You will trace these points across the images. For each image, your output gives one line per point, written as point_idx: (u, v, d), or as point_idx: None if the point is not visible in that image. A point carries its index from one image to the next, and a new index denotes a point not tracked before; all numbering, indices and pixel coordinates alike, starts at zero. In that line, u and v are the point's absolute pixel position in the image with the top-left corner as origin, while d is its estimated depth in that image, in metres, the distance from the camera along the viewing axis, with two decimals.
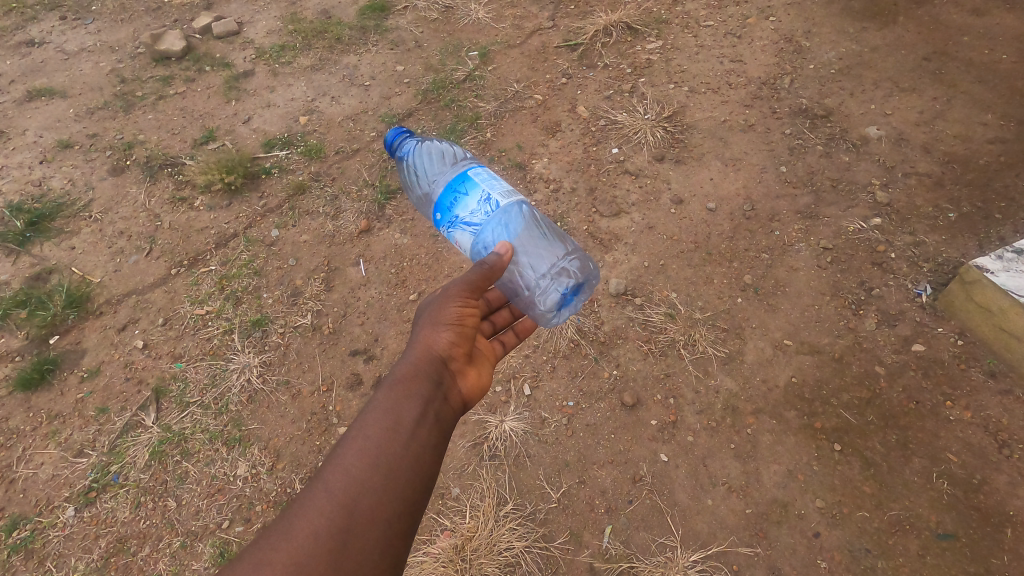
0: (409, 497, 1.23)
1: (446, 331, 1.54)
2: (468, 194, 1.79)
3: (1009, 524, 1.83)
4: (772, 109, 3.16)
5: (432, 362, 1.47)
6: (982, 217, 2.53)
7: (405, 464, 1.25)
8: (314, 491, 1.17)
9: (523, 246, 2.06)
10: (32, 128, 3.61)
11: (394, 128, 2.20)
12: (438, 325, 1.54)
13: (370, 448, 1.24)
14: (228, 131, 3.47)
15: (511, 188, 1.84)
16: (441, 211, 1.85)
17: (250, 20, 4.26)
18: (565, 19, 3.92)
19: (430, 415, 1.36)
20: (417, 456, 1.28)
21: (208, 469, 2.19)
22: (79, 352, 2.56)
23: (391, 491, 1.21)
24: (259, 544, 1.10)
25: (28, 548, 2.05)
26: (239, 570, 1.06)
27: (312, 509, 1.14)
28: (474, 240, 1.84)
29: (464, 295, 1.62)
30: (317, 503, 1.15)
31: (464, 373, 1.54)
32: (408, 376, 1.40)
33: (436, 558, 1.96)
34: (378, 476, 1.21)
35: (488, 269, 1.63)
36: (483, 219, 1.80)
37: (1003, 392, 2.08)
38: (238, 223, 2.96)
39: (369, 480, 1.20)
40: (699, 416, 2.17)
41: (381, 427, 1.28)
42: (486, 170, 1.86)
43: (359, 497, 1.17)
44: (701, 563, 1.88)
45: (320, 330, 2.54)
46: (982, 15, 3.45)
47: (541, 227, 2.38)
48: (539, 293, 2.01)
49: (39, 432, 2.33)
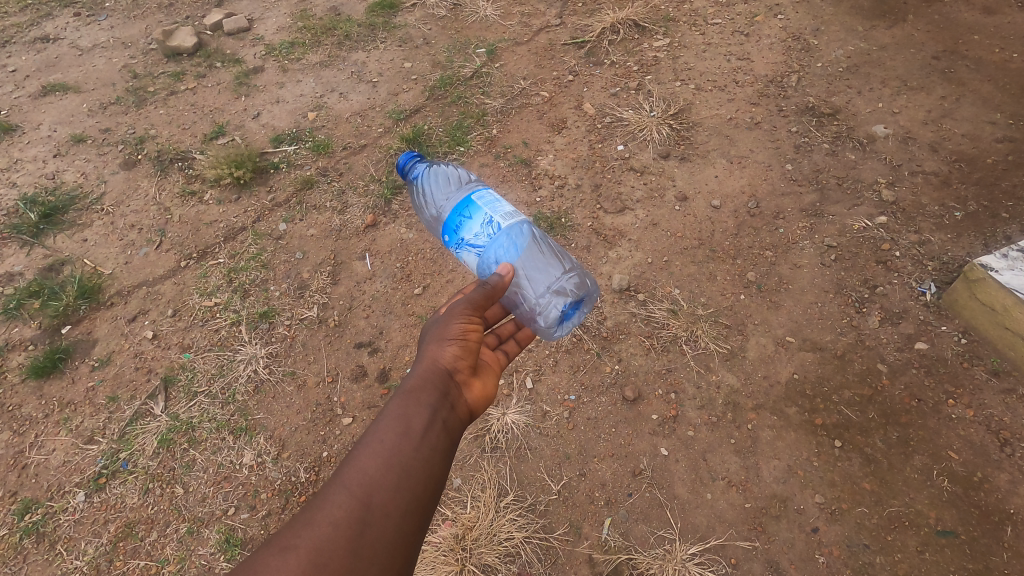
0: (420, 495, 1.25)
1: (451, 344, 1.56)
2: (472, 217, 1.85)
3: (1009, 522, 1.82)
4: (778, 107, 3.16)
5: (438, 374, 1.48)
6: (988, 216, 2.52)
7: (416, 465, 1.28)
8: (331, 487, 1.20)
9: (524, 263, 2.11)
10: (47, 122, 3.67)
11: (405, 153, 2.33)
12: (444, 339, 1.56)
13: (384, 450, 1.27)
14: (238, 126, 3.51)
15: (514, 209, 1.88)
16: (449, 232, 1.92)
17: (261, 17, 4.30)
18: (573, 16, 3.94)
19: (439, 421, 1.38)
20: (427, 457, 1.30)
21: (214, 457, 2.22)
22: (91, 342, 2.61)
23: (404, 489, 1.23)
24: (282, 533, 1.12)
25: (39, 532, 2.09)
26: (262, 558, 1.08)
27: (330, 502, 1.17)
28: (480, 261, 1.91)
29: (468, 313, 1.64)
30: (335, 496, 1.18)
31: (470, 383, 1.55)
32: (418, 386, 1.43)
33: (437, 547, 1.98)
34: (391, 475, 1.24)
35: (490, 288, 1.69)
36: (487, 241, 1.86)
37: (1007, 390, 2.07)
38: (247, 216, 3.01)
39: (383, 477, 1.22)
40: (699, 411, 2.18)
41: (393, 430, 1.31)
42: (493, 194, 1.89)
43: (373, 493, 1.20)
44: (700, 556, 1.89)
45: (326, 322, 2.58)
46: (993, 14, 3.43)
47: (541, 244, 2.41)
48: (540, 310, 2.06)
49: (50, 418, 2.38)
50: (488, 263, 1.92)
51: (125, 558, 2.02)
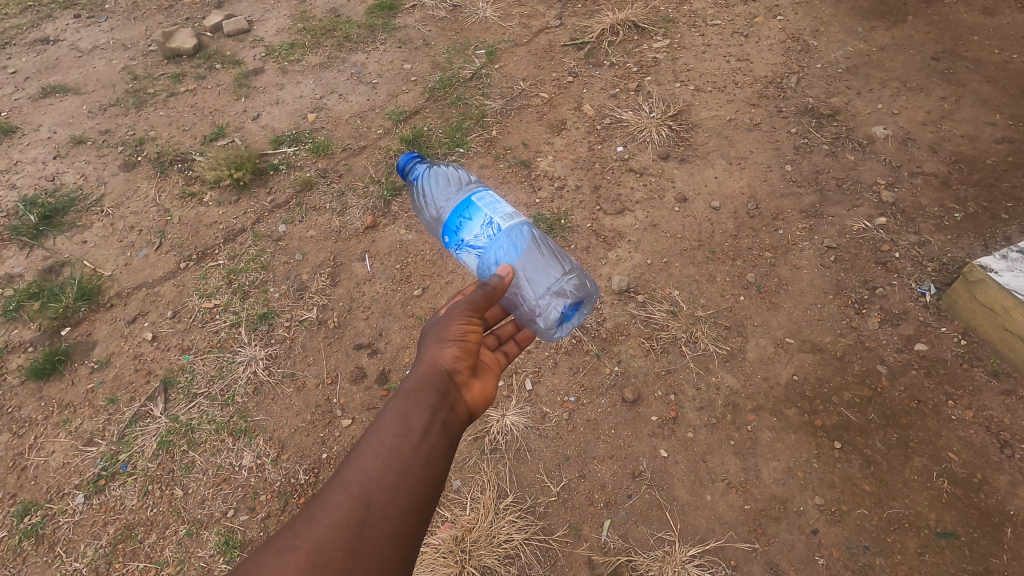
0: (419, 496, 1.25)
1: (451, 345, 1.56)
2: (472, 218, 1.85)
3: (1009, 523, 1.82)
4: (778, 108, 3.16)
5: (438, 374, 1.48)
6: (988, 217, 2.51)
7: (416, 466, 1.28)
8: (331, 487, 1.20)
9: (524, 264, 2.11)
10: (46, 124, 3.67)
11: (405, 153, 2.34)
12: (444, 340, 1.56)
13: (383, 451, 1.27)
14: (238, 127, 3.51)
15: (514, 210, 1.88)
16: (449, 233, 1.92)
17: (261, 18, 4.31)
18: (572, 18, 3.95)
19: (438, 421, 1.38)
20: (427, 458, 1.30)
21: (214, 459, 2.22)
22: (90, 343, 2.61)
23: (403, 489, 1.23)
24: (282, 533, 1.12)
25: (38, 534, 2.09)
26: (261, 558, 1.08)
27: (330, 502, 1.16)
28: (480, 262, 1.91)
29: (468, 314, 1.64)
30: (335, 496, 1.18)
31: (469, 383, 1.55)
32: (417, 386, 1.43)
33: (436, 549, 1.98)
34: (391, 475, 1.24)
35: (490, 289, 1.69)
36: (487, 242, 1.86)
37: (1006, 392, 2.07)
38: (246, 218, 3.01)
39: (382, 477, 1.22)
40: (699, 412, 2.18)
41: (393, 431, 1.30)
42: (492, 196, 1.90)
43: (373, 493, 1.20)
44: (699, 558, 1.89)
45: (325, 324, 2.58)
46: (992, 15, 3.43)
47: (541, 244, 2.41)
48: (539, 311, 2.06)
49: (50, 420, 2.38)
50: (488, 265, 1.92)
51: (124, 560, 2.02)
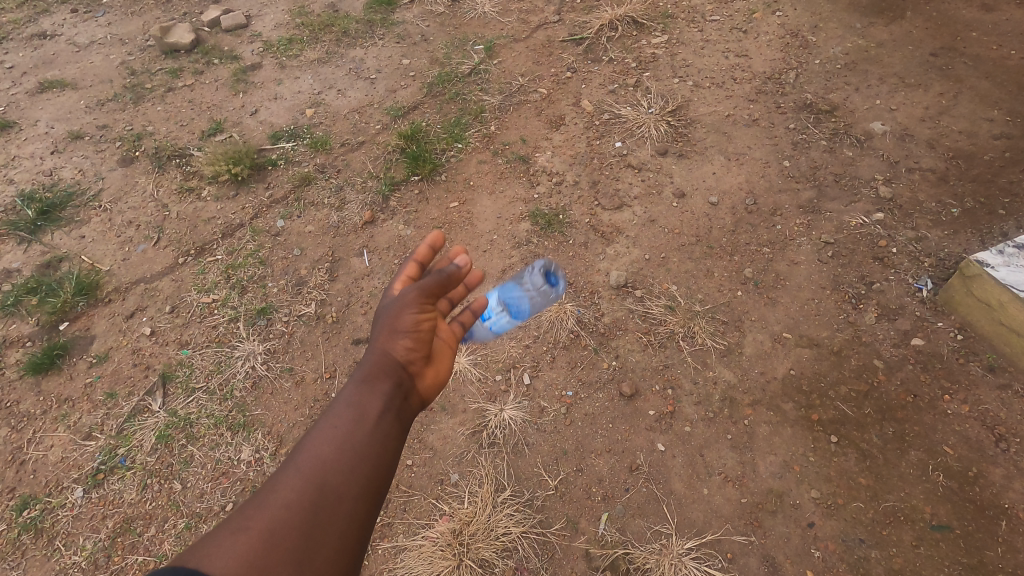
0: (378, 480, 1.16)
1: (408, 332, 1.38)
2: None
3: (1005, 516, 1.83)
4: (776, 104, 3.16)
5: (397, 358, 1.35)
6: (985, 213, 2.52)
7: (373, 451, 1.18)
8: (282, 473, 1.10)
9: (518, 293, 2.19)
10: (44, 119, 3.66)
11: None
12: (400, 325, 1.39)
13: (337, 436, 1.16)
14: (236, 123, 3.51)
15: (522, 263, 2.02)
16: None
17: (258, 14, 4.30)
18: (570, 13, 3.94)
19: (397, 406, 1.27)
20: (384, 443, 1.20)
21: (212, 453, 2.22)
22: (88, 338, 2.61)
23: (360, 474, 1.14)
24: (226, 523, 1.02)
25: (37, 527, 2.09)
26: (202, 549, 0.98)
27: (281, 488, 1.07)
28: None
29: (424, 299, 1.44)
30: (285, 483, 1.08)
31: (430, 370, 1.41)
32: (373, 371, 1.30)
33: (434, 542, 1.97)
34: (346, 459, 1.14)
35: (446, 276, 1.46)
36: None
37: (1002, 386, 2.07)
38: (244, 213, 3.01)
39: (337, 462, 1.13)
40: (696, 407, 2.19)
41: (347, 415, 1.20)
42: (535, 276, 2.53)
43: (328, 477, 1.10)
44: (696, 551, 1.89)
45: (324, 319, 2.58)
46: (991, 11, 3.43)
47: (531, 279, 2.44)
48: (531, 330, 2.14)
49: (49, 415, 2.38)
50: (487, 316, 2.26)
51: (123, 554, 2.01)
